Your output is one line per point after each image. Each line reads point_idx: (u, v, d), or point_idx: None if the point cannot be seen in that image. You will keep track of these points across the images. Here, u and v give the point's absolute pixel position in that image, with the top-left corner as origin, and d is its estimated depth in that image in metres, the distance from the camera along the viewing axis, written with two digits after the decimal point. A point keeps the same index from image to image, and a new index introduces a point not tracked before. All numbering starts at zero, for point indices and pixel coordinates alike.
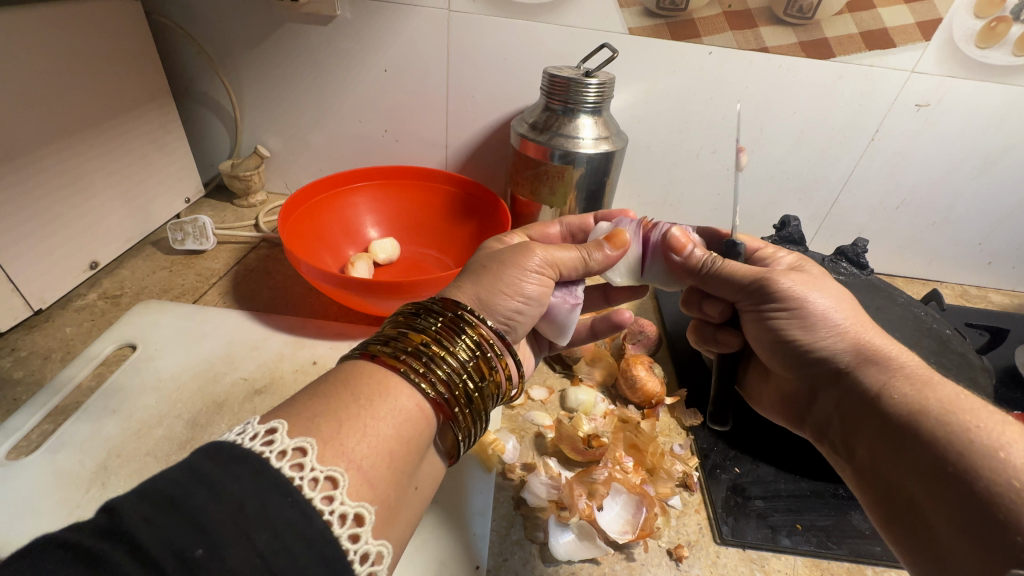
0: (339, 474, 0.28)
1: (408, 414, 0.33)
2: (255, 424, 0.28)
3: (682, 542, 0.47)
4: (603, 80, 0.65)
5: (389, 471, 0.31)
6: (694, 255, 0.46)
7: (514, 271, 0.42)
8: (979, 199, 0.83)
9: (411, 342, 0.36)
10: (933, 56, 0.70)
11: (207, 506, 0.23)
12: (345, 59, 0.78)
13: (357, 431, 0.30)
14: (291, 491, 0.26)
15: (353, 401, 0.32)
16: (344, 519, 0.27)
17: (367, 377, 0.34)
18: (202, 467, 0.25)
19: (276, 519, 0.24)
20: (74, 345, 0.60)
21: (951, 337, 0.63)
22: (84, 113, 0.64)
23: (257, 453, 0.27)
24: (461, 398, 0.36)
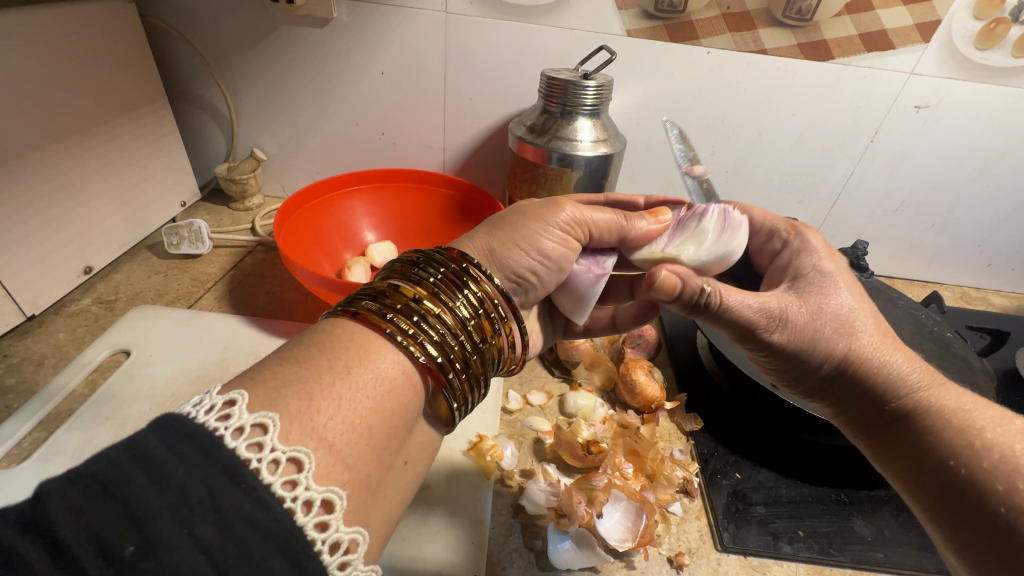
0: (304, 456, 0.27)
1: (392, 380, 0.33)
2: (212, 397, 0.27)
3: (682, 549, 0.47)
4: (601, 82, 0.64)
5: (368, 447, 0.31)
6: (688, 290, 0.39)
7: (537, 227, 0.44)
8: (979, 201, 0.83)
9: (401, 300, 0.36)
10: (932, 58, 0.70)
11: (148, 495, 0.22)
12: (342, 61, 0.77)
13: (331, 404, 0.30)
14: (245, 477, 0.25)
15: (329, 371, 0.31)
16: (308, 506, 0.26)
17: (348, 341, 0.34)
18: (147, 448, 0.24)
19: (224, 507, 0.23)
20: (67, 351, 0.59)
21: (952, 341, 0.63)
22: (78, 117, 0.63)
23: (212, 432, 0.26)
24: (455, 361, 0.37)
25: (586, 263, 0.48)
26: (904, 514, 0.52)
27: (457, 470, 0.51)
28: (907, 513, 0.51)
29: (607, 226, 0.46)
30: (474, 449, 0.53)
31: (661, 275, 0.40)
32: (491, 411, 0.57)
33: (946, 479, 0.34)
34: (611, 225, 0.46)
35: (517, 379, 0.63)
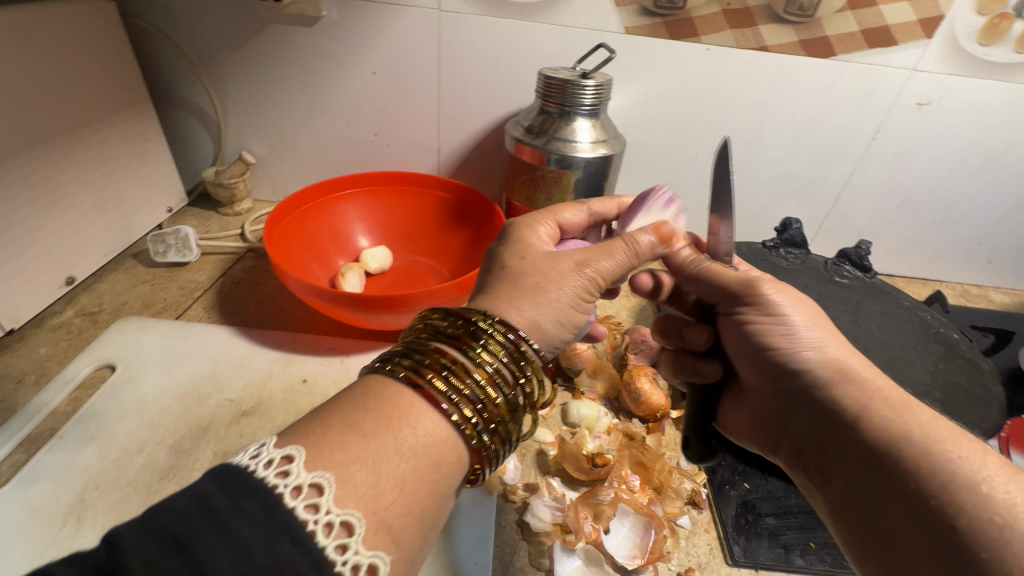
0: (355, 519, 0.26)
1: (448, 465, 0.31)
2: (270, 450, 0.26)
3: (692, 564, 0.45)
4: (600, 81, 0.62)
5: (418, 529, 0.29)
6: (684, 252, 0.47)
7: (568, 297, 0.40)
8: (979, 198, 0.82)
9: (465, 379, 0.33)
10: (935, 54, 0.68)
11: (215, 552, 0.22)
12: (332, 61, 0.75)
13: (399, 489, 0.28)
14: (303, 539, 0.24)
15: (399, 454, 0.29)
16: (357, 570, 0.25)
17: (415, 422, 0.31)
18: (214, 501, 0.24)
19: (285, 567, 0.23)
20: (49, 366, 0.57)
21: (959, 342, 0.62)
22: (58, 121, 0.61)
23: (271, 487, 0.25)
24: (500, 444, 0.34)
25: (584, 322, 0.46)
26: None
27: (460, 485, 0.49)
28: None
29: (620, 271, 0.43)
30: None
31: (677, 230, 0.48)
32: None
33: (904, 491, 0.33)
34: (624, 267, 0.43)
35: None
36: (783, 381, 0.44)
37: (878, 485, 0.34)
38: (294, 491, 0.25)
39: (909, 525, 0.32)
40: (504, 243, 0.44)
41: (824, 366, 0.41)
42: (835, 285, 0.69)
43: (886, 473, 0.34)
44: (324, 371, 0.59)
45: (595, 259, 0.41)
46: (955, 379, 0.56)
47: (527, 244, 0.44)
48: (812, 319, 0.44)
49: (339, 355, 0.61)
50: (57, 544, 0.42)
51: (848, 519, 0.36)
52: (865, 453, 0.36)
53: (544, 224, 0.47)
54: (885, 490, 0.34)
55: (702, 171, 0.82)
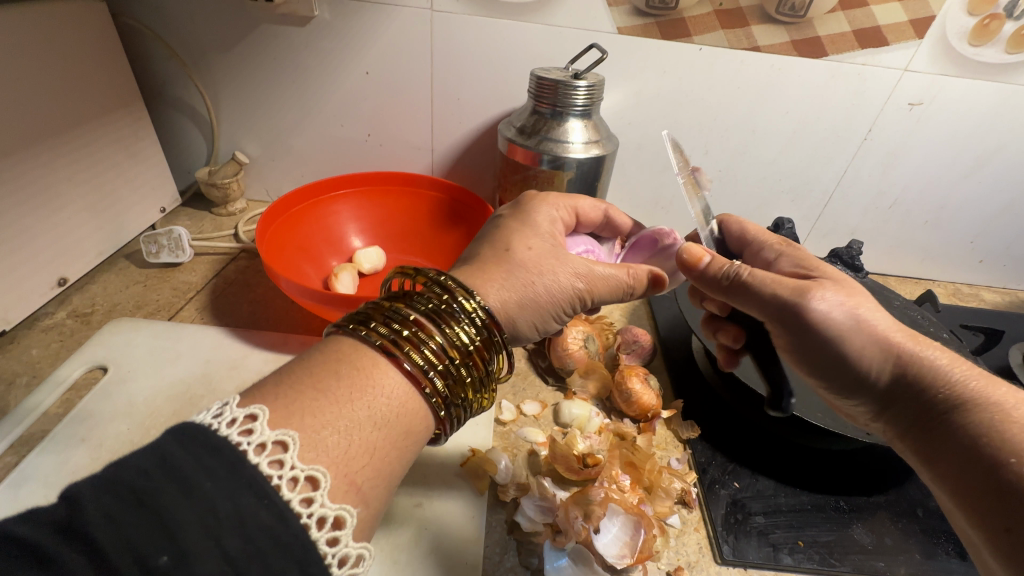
0: (320, 474, 0.27)
1: (414, 433, 0.34)
2: (234, 411, 0.28)
3: (682, 564, 0.46)
4: (592, 82, 0.62)
5: (385, 490, 0.32)
6: (715, 265, 0.44)
7: (548, 299, 0.43)
8: (971, 198, 0.83)
9: (439, 357, 0.36)
10: (926, 54, 0.69)
11: (177, 507, 0.23)
12: (325, 61, 0.75)
13: (369, 453, 0.31)
14: (267, 492, 0.25)
15: (371, 421, 0.31)
16: (322, 522, 0.26)
17: (391, 393, 0.33)
18: (175, 459, 0.25)
19: (249, 518, 0.24)
20: (41, 368, 0.57)
21: (948, 341, 0.62)
22: (49, 122, 0.61)
23: (235, 445, 0.26)
24: (459, 415, 0.37)
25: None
26: (904, 520, 0.51)
27: (451, 485, 0.49)
28: (905, 520, 0.51)
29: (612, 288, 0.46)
30: (469, 463, 0.51)
31: (691, 246, 0.45)
32: (485, 423, 0.55)
33: (1001, 477, 0.33)
34: (619, 286, 0.45)
35: (510, 389, 0.61)
36: (859, 386, 0.42)
37: (966, 476, 0.35)
38: (256, 448, 0.26)
39: (1008, 526, 0.32)
40: (518, 224, 0.46)
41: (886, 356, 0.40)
42: None
43: (977, 456, 0.35)
44: None
45: (592, 276, 0.44)
46: None
47: (508, 232, 0.45)
48: (873, 311, 0.40)
49: None
50: None
51: (952, 516, 0.37)
52: (954, 439, 0.36)
53: (556, 207, 0.49)
54: (980, 480, 0.34)
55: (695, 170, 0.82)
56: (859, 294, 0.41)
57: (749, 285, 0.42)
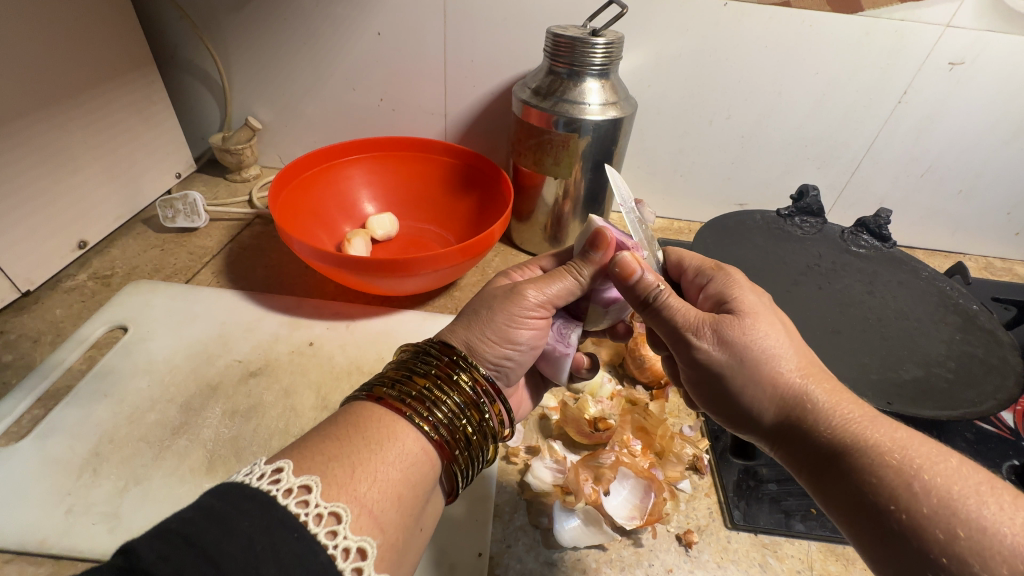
0: (342, 508, 0.27)
1: (414, 458, 0.33)
2: (261, 465, 0.28)
3: (691, 527, 0.46)
4: (611, 39, 0.60)
5: (397, 513, 0.31)
6: (645, 280, 0.41)
7: (506, 318, 0.41)
8: (1010, 165, 0.78)
9: (416, 386, 0.36)
10: (971, 8, 0.64)
11: (220, 541, 0.23)
12: (336, 21, 0.73)
13: (368, 475, 0.30)
14: (297, 527, 0.25)
15: (363, 445, 0.32)
16: (347, 553, 0.26)
17: (376, 421, 0.33)
18: (212, 506, 0.25)
19: (283, 552, 0.24)
20: (64, 327, 0.58)
21: (978, 313, 0.59)
22: (63, 83, 0.61)
23: (265, 491, 0.26)
24: (462, 439, 0.36)
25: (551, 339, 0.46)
26: None
27: None
28: None
29: (566, 296, 0.44)
30: None
31: (626, 258, 0.41)
32: None
33: (886, 525, 0.29)
34: (569, 291, 0.43)
35: None
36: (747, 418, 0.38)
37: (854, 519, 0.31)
38: (287, 490, 0.26)
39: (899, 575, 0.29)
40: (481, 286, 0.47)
41: (771, 392, 0.36)
42: (852, 254, 0.68)
43: (859, 502, 0.31)
44: (330, 334, 0.60)
45: (536, 285, 0.42)
46: (971, 350, 0.55)
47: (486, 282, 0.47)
48: (779, 341, 0.38)
49: (345, 320, 0.62)
50: (75, 493, 0.44)
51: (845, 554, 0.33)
52: (838, 482, 0.32)
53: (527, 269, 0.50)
54: (861, 524, 0.31)
55: (716, 136, 0.79)
56: (770, 323, 0.38)
57: (664, 308, 0.40)
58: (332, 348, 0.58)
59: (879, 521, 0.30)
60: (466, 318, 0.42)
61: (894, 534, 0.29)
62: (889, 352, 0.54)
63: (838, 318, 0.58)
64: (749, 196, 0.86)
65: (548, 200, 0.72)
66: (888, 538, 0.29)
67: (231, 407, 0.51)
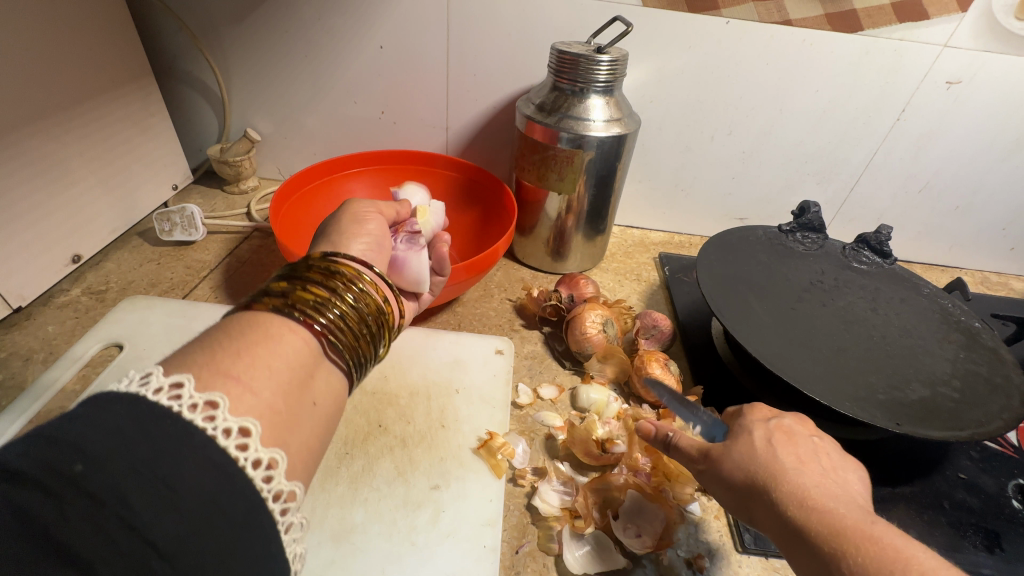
0: (219, 396, 0.25)
1: (279, 333, 0.30)
2: (124, 373, 0.25)
3: (702, 551, 0.45)
4: (615, 56, 0.60)
5: (274, 384, 0.28)
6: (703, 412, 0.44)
7: (350, 223, 0.44)
8: (1006, 182, 0.79)
9: (278, 284, 0.34)
10: (968, 29, 0.65)
11: (83, 433, 0.21)
12: (337, 34, 0.72)
13: (225, 353, 0.28)
14: (169, 415, 0.23)
15: (219, 336, 0.29)
16: (229, 434, 0.24)
17: (234, 321, 0.31)
18: (73, 408, 0.23)
19: (155, 434, 0.23)
20: (57, 345, 0.57)
21: (981, 330, 0.60)
22: (60, 95, 0.59)
23: (129, 391, 0.24)
24: (342, 317, 0.34)
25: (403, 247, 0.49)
26: (930, 512, 0.49)
27: (468, 467, 0.49)
28: (932, 512, 0.49)
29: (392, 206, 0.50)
30: (487, 446, 0.50)
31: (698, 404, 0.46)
32: (502, 406, 0.54)
33: None
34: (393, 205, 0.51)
35: (526, 371, 0.60)
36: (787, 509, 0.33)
37: None
38: (155, 389, 0.24)
39: None
40: None
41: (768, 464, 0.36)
42: (853, 271, 0.68)
43: None
44: None
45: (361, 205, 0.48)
46: (976, 368, 0.55)
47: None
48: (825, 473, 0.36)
49: None
50: None
51: None
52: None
53: None
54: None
55: (718, 151, 0.80)
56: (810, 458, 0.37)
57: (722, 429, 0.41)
58: None
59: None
60: (327, 246, 0.41)
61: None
62: (894, 370, 0.54)
63: (842, 335, 0.58)
64: (750, 211, 0.87)
65: (550, 214, 0.72)
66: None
67: None
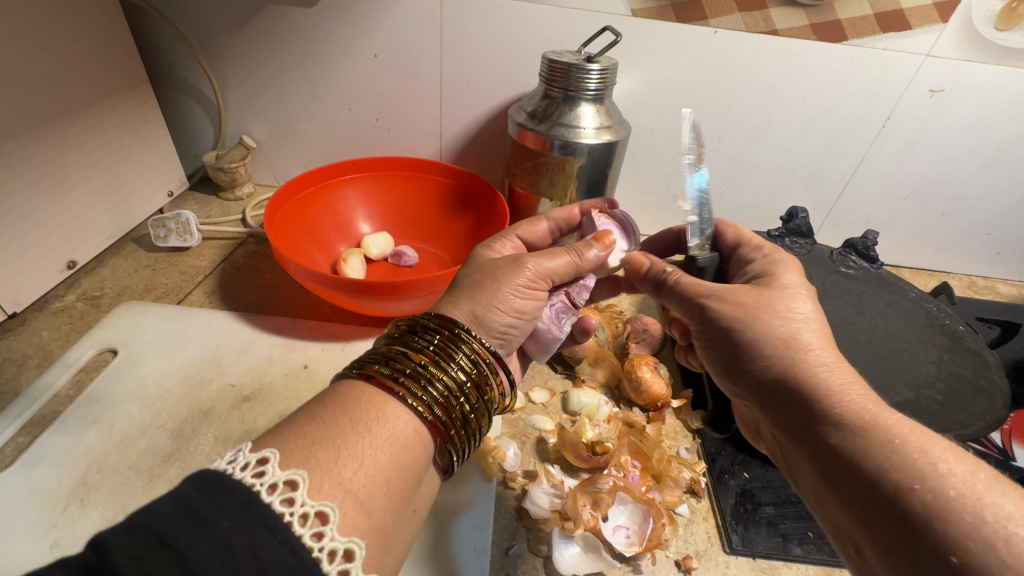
0: (329, 508, 0.27)
1: (404, 438, 0.33)
2: (245, 454, 0.28)
3: (690, 552, 0.45)
4: (605, 66, 0.61)
5: (385, 498, 0.31)
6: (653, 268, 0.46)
7: (506, 287, 0.42)
8: (989, 188, 0.81)
9: (409, 363, 0.36)
10: (949, 39, 0.67)
11: (197, 543, 0.23)
12: (333, 43, 0.74)
13: (355, 459, 0.30)
14: (280, 529, 0.25)
15: (351, 426, 0.32)
16: (332, 556, 0.26)
17: (367, 402, 0.34)
18: (192, 500, 0.25)
19: (265, 556, 0.24)
20: (51, 350, 0.57)
21: (964, 334, 0.61)
22: (58, 104, 0.60)
23: (248, 486, 0.26)
24: (458, 419, 0.36)
25: (548, 322, 0.46)
26: None
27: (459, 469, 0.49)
28: None
29: (566, 270, 0.45)
30: (477, 450, 0.50)
31: (634, 255, 0.48)
32: None
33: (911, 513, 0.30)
34: (568, 267, 0.45)
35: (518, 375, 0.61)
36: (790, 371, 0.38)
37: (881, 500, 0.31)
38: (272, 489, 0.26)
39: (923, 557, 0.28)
40: (468, 259, 0.47)
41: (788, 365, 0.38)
42: (841, 275, 0.69)
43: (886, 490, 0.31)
44: (324, 356, 0.59)
45: (537, 256, 0.43)
46: (959, 371, 0.56)
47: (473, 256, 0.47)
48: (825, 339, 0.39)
49: (339, 342, 0.61)
50: (61, 525, 0.42)
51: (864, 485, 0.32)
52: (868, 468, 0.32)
53: (505, 240, 0.50)
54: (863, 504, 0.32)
55: (707, 157, 0.81)
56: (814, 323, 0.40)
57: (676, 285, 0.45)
58: (326, 370, 0.58)
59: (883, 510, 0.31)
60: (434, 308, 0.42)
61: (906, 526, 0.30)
62: (880, 372, 0.55)
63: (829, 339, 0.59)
64: (740, 215, 0.88)
65: None
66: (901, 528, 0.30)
67: (224, 433, 0.50)
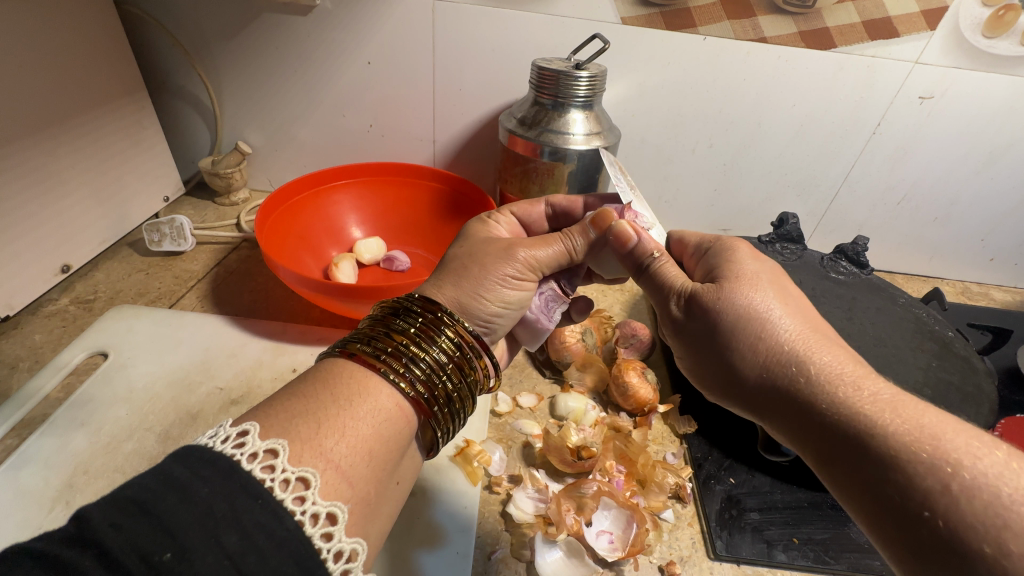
0: (310, 474, 0.28)
1: (387, 413, 0.33)
2: (227, 428, 0.28)
3: (674, 558, 0.45)
4: (593, 72, 0.62)
5: (368, 468, 0.31)
6: (641, 246, 0.43)
7: (494, 273, 0.41)
8: (982, 194, 0.81)
9: (391, 342, 0.36)
10: (937, 47, 0.67)
11: (177, 511, 0.23)
12: (327, 51, 0.74)
13: (336, 431, 0.30)
14: (261, 493, 0.26)
15: (332, 402, 0.32)
16: (316, 519, 0.27)
17: (347, 378, 0.34)
18: (173, 473, 0.25)
19: (246, 521, 0.24)
20: (43, 353, 0.58)
21: (953, 339, 0.61)
22: (53, 110, 0.61)
23: (228, 456, 0.27)
24: (441, 397, 0.36)
25: (537, 311, 0.48)
26: None
27: (445, 474, 0.50)
28: None
29: (556, 259, 0.45)
30: (463, 454, 0.51)
31: (623, 226, 0.43)
32: (479, 414, 0.55)
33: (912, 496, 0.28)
34: (558, 256, 0.45)
35: (507, 380, 0.61)
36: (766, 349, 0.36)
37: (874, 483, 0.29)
38: (252, 458, 0.27)
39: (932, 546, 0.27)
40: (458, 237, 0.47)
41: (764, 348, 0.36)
42: (831, 281, 0.69)
43: (882, 474, 0.29)
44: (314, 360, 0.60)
45: (528, 246, 0.43)
46: (947, 377, 0.56)
47: (467, 234, 0.47)
48: (790, 311, 0.37)
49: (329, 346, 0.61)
50: (46, 526, 0.43)
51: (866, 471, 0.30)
52: (860, 451, 0.30)
53: (501, 218, 0.50)
54: (885, 524, 0.29)
55: (700, 164, 0.81)
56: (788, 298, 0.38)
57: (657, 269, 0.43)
58: None
59: (911, 529, 0.28)
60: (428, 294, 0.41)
61: (937, 544, 0.27)
62: None
63: None
64: (733, 221, 0.88)
65: None
66: (932, 550, 0.27)
67: None
